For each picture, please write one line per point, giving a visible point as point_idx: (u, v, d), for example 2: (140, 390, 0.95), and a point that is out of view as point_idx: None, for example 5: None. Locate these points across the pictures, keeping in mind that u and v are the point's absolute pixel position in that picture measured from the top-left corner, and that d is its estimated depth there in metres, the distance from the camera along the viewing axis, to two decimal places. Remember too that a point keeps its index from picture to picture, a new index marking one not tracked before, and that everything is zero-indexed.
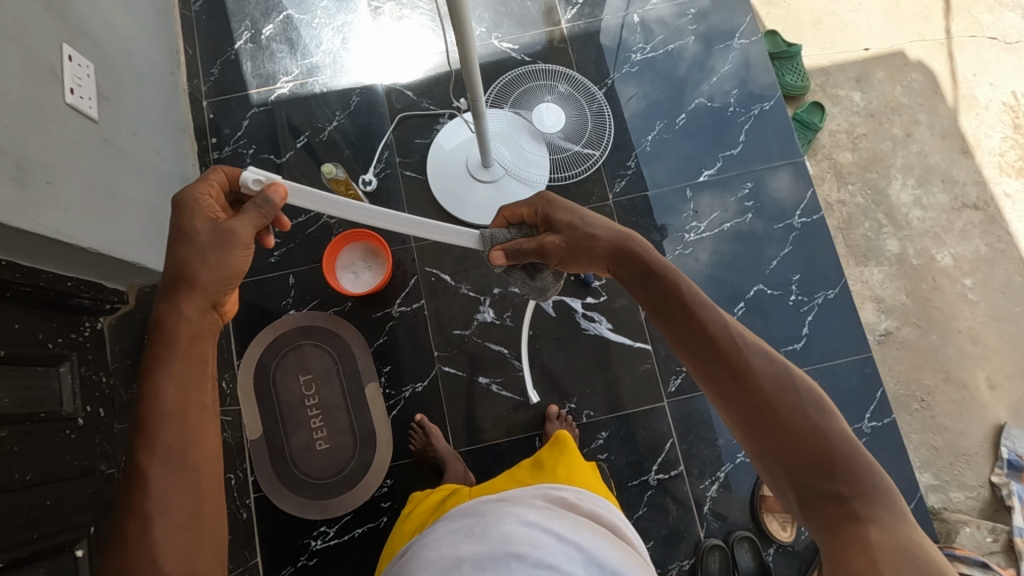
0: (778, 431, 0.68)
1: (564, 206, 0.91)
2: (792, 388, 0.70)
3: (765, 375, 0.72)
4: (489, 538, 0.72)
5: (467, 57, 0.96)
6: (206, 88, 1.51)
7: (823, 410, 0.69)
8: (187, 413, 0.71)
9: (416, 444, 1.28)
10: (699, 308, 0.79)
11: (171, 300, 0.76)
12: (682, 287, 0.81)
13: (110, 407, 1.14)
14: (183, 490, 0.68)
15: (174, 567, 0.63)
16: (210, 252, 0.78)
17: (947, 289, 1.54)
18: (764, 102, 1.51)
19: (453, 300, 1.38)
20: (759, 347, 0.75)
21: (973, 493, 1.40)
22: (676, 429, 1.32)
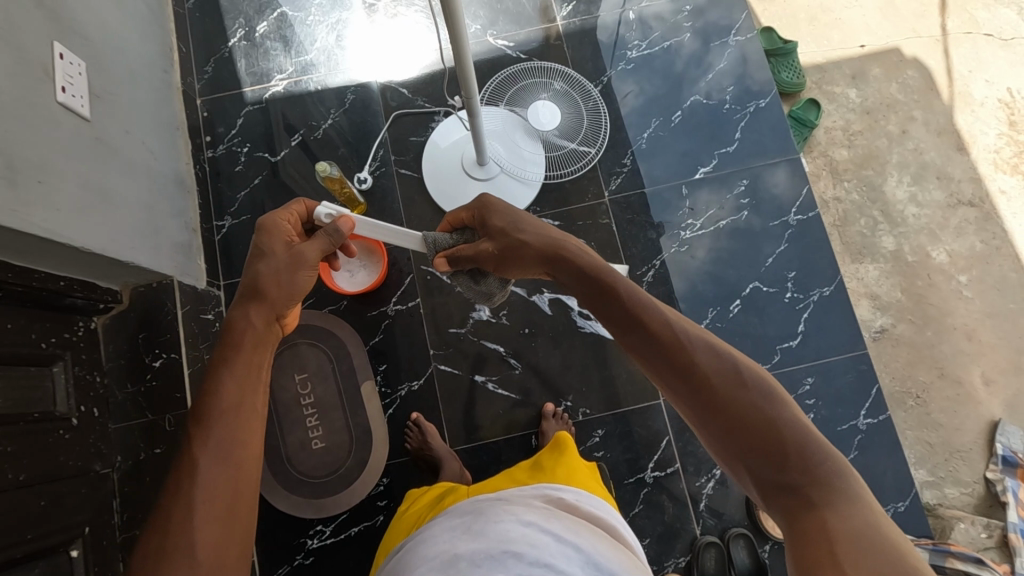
0: (731, 426, 0.67)
1: (498, 210, 0.91)
2: (739, 379, 0.69)
3: (711, 369, 0.70)
4: (486, 536, 0.72)
5: (461, 55, 0.95)
6: (200, 86, 1.50)
7: (773, 397, 0.68)
8: (239, 412, 0.74)
9: (412, 442, 1.28)
10: (641, 308, 0.78)
11: (243, 308, 0.83)
12: (621, 288, 0.80)
13: (105, 407, 1.15)
14: (228, 485, 0.69)
15: (207, 557, 0.64)
16: (286, 275, 0.85)
17: (942, 286, 1.54)
18: (761, 99, 1.51)
19: (449, 298, 1.38)
20: (702, 339, 0.73)
21: (968, 489, 1.41)
22: (673, 426, 1.32)
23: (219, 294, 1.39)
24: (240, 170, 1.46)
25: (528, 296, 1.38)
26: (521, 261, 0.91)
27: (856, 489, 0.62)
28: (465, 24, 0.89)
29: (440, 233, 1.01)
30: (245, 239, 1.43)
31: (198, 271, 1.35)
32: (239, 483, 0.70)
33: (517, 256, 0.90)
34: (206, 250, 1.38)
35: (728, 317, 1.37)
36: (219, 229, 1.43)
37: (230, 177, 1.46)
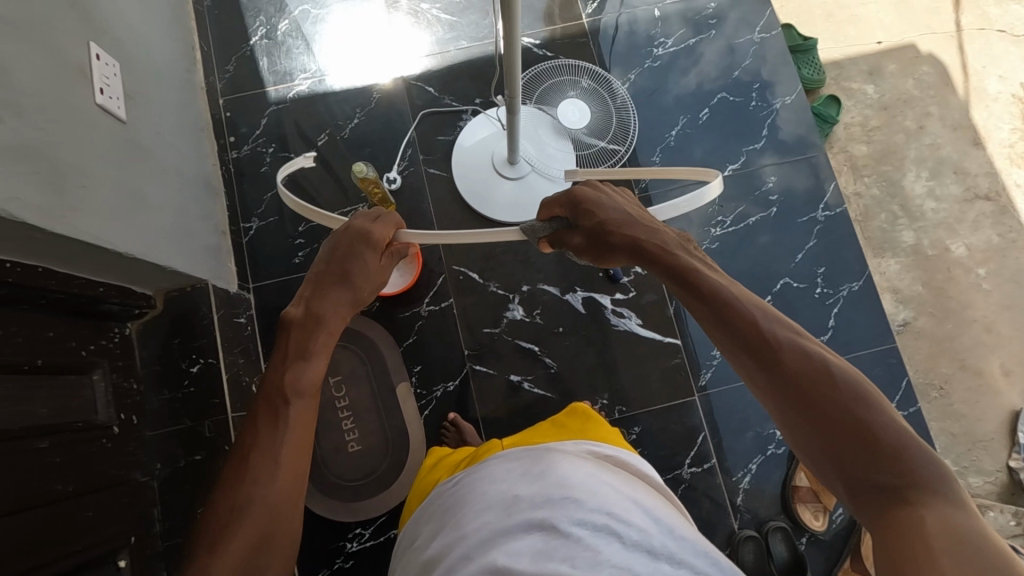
0: (819, 422, 0.68)
1: (587, 205, 0.96)
2: (828, 377, 0.69)
3: (800, 367, 0.71)
4: (545, 480, 0.74)
5: (510, 61, 0.96)
6: (221, 85, 1.48)
7: (864, 396, 0.68)
8: (314, 395, 0.90)
9: (450, 443, 1.28)
10: (736, 306, 0.80)
11: (327, 300, 0.97)
12: (716, 289, 0.83)
13: (143, 414, 1.11)
14: (296, 460, 0.83)
15: (268, 509, 0.77)
16: (365, 271, 0.99)
17: (961, 279, 1.57)
18: (785, 95, 1.51)
19: (482, 298, 1.37)
20: (788, 336, 0.75)
21: (991, 478, 1.44)
22: (707, 422, 1.33)
23: (249, 296, 1.37)
24: (265, 171, 1.44)
25: (561, 295, 1.38)
26: (610, 251, 0.95)
27: (957, 495, 0.61)
28: (520, 37, 0.91)
29: (536, 221, 0.98)
30: (272, 241, 1.41)
31: (228, 275, 1.32)
32: (301, 452, 0.84)
33: (607, 250, 0.95)
34: (235, 253, 1.37)
35: None
36: (246, 231, 1.41)
37: (255, 178, 1.44)
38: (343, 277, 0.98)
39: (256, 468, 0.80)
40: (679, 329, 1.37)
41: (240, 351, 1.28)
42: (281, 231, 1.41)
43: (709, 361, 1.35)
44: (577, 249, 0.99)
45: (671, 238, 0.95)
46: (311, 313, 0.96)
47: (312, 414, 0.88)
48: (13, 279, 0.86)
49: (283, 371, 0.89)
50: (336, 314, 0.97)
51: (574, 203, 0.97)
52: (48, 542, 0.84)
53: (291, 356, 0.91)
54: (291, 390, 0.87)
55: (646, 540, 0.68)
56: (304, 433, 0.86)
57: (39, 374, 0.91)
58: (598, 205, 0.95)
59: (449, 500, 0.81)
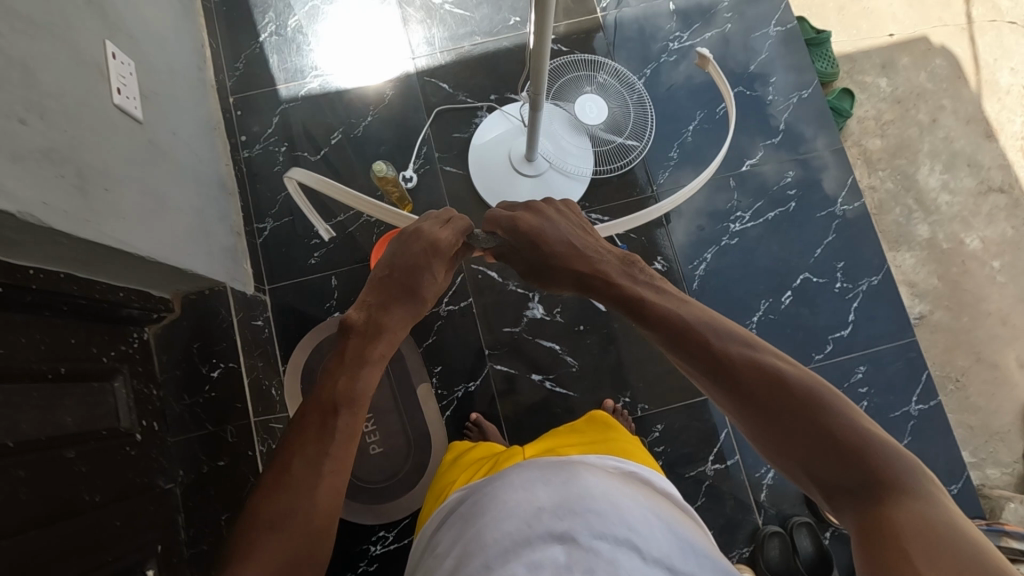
0: (780, 430, 0.67)
1: (529, 232, 0.97)
2: (780, 383, 0.69)
3: (754, 377, 0.71)
4: (567, 490, 0.73)
5: (537, 60, 0.95)
6: (231, 83, 1.45)
7: (823, 403, 0.66)
8: (363, 408, 0.87)
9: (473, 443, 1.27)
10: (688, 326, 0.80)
11: (390, 306, 0.98)
12: (666, 310, 0.84)
13: (162, 420, 1.09)
14: (341, 469, 0.80)
15: (317, 518, 0.75)
16: (433, 284, 1.02)
17: (976, 272, 1.57)
18: (804, 89, 1.49)
19: (502, 297, 1.36)
20: (740, 350, 0.74)
21: (1008, 469, 1.45)
22: (730, 419, 1.32)
23: (265, 298, 1.35)
24: (278, 171, 1.42)
25: (581, 293, 1.37)
26: (556, 281, 0.99)
27: (926, 489, 0.59)
28: (550, 36, 0.90)
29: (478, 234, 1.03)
30: (287, 241, 1.39)
31: (245, 276, 1.30)
32: (347, 461, 0.82)
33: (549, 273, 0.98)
34: (251, 254, 1.34)
35: (780, 308, 1.38)
36: (260, 232, 1.39)
37: (268, 178, 1.41)
38: (410, 289, 1.00)
39: (301, 477, 0.77)
40: None
41: (260, 353, 1.27)
42: (296, 231, 1.39)
43: None
44: (520, 270, 1.04)
45: (618, 258, 0.98)
46: (374, 320, 0.96)
47: (359, 425, 0.86)
48: (37, 286, 0.85)
49: (338, 378, 0.88)
50: (394, 326, 0.97)
51: (515, 229, 0.98)
52: (79, 552, 0.82)
53: (356, 363, 0.90)
54: (341, 400, 0.85)
55: (667, 557, 0.67)
56: (350, 442, 0.83)
57: (63, 382, 0.89)
58: (541, 234, 0.97)
59: (471, 506, 0.78)
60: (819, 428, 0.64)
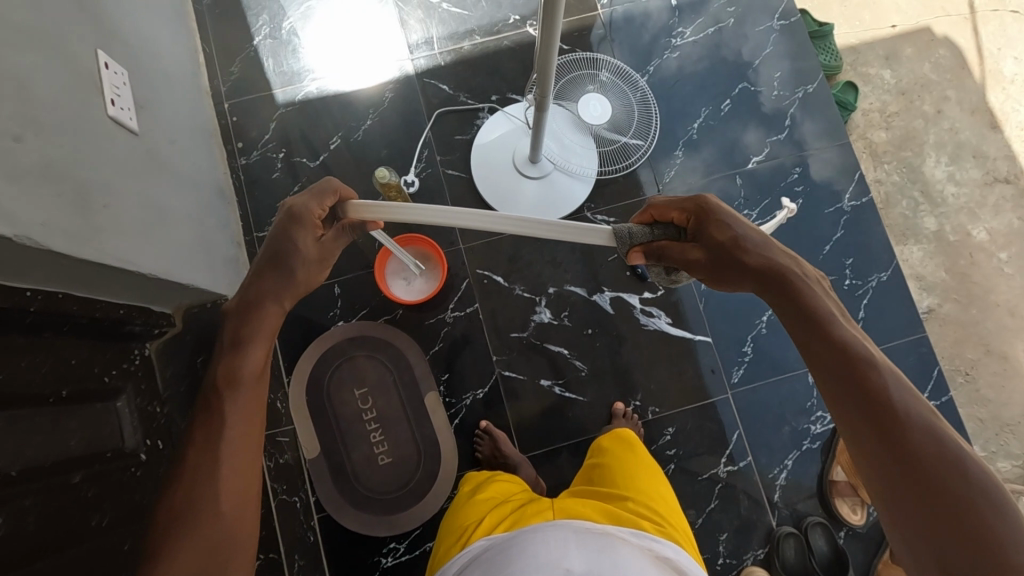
0: (933, 511, 0.59)
1: (718, 218, 0.79)
2: (956, 465, 0.60)
3: (927, 447, 0.61)
4: (600, 564, 0.72)
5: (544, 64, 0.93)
6: (225, 88, 1.41)
7: (999, 506, 0.58)
8: (258, 383, 0.79)
9: (483, 452, 1.26)
10: (865, 361, 0.67)
11: (264, 284, 0.84)
12: (841, 335, 0.70)
13: (169, 437, 1.06)
14: (247, 454, 0.75)
15: (230, 507, 0.71)
16: (310, 257, 0.86)
17: (984, 264, 1.56)
18: (809, 83, 1.47)
19: (509, 301, 1.34)
20: (919, 412, 0.64)
21: (1019, 462, 1.45)
22: (741, 420, 1.31)
23: None
24: (277, 177, 1.39)
25: (589, 295, 1.35)
26: (738, 278, 0.77)
27: None
28: (558, 38, 0.88)
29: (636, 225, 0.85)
30: None
31: None
32: (252, 441, 0.76)
33: (735, 271, 0.77)
34: (253, 264, 1.32)
35: None
36: (261, 241, 1.35)
37: (267, 185, 1.38)
38: (279, 265, 0.84)
39: (201, 464, 0.72)
40: (710, 327, 1.34)
41: None
42: None
43: (741, 358, 1.33)
44: (689, 266, 0.81)
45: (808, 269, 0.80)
46: (246, 301, 0.83)
47: (257, 400, 0.79)
48: (37, 308, 0.83)
49: (217, 361, 0.79)
50: (271, 298, 0.83)
51: (701, 213, 0.81)
52: None
53: (224, 350, 0.79)
54: (230, 379, 0.77)
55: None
56: (252, 426, 0.77)
57: (66, 405, 0.86)
58: (729, 221, 0.79)
59: (496, 559, 0.76)
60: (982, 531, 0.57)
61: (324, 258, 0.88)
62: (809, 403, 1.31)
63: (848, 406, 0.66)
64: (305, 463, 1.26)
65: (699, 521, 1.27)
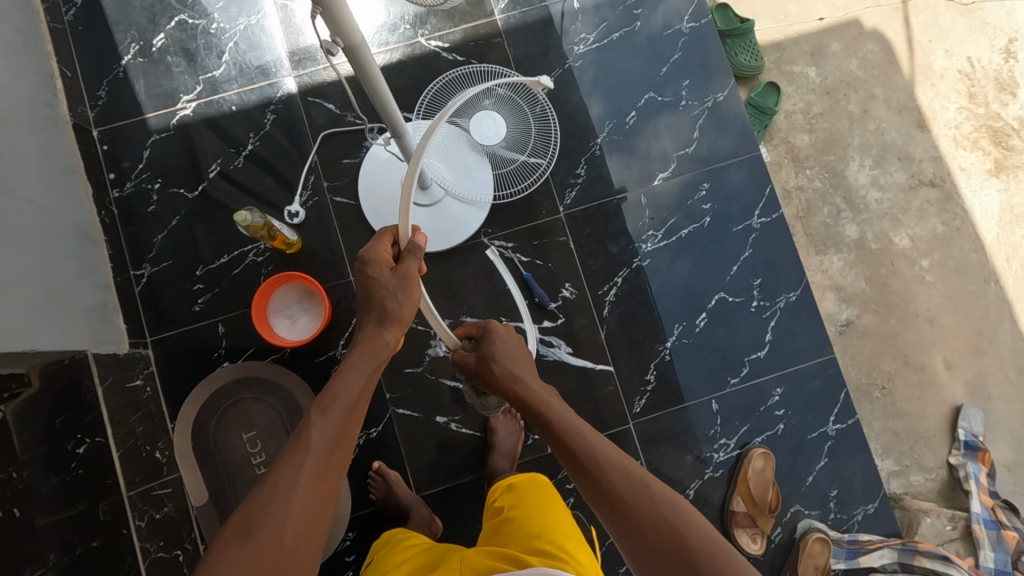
0: (644, 536, 0.75)
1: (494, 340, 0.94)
2: (648, 495, 0.77)
3: (626, 488, 0.78)
4: None
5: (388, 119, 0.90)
6: (94, 114, 1.32)
7: (682, 511, 0.76)
8: (348, 415, 0.79)
9: (377, 493, 1.22)
10: (569, 437, 0.85)
11: (373, 326, 0.87)
12: (552, 420, 0.87)
13: (26, 503, 0.96)
14: (326, 480, 0.73)
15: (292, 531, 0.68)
16: (400, 292, 0.86)
17: (905, 272, 1.51)
18: (718, 92, 1.39)
19: (403, 335, 1.29)
20: (615, 465, 0.81)
21: (932, 475, 1.43)
22: (643, 450, 1.28)
23: (148, 352, 1.26)
24: (154, 211, 1.31)
25: None
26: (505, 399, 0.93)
27: None
28: (388, 90, 0.83)
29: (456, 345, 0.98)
30: (168, 288, 1.29)
31: (118, 334, 1.21)
32: (332, 472, 0.75)
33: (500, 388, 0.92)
34: (126, 306, 1.25)
35: (694, 332, 1.31)
36: (139, 279, 1.29)
37: (144, 219, 1.30)
38: (378, 305, 0.86)
39: (280, 482, 0.70)
40: (612, 355, 1.30)
41: (140, 417, 1.20)
42: (177, 275, 1.29)
43: (643, 386, 1.30)
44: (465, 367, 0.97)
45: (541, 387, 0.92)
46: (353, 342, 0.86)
47: (344, 434, 0.77)
48: None
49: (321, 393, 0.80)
50: (375, 338, 0.86)
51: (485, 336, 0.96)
52: None
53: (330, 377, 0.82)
54: (322, 404, 0.78)
55: None
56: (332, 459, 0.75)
57: None
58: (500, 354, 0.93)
59: None
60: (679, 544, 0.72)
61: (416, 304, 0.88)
62: (710, 431, 1.29)
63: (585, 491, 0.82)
64: (192, 512, 1.22)
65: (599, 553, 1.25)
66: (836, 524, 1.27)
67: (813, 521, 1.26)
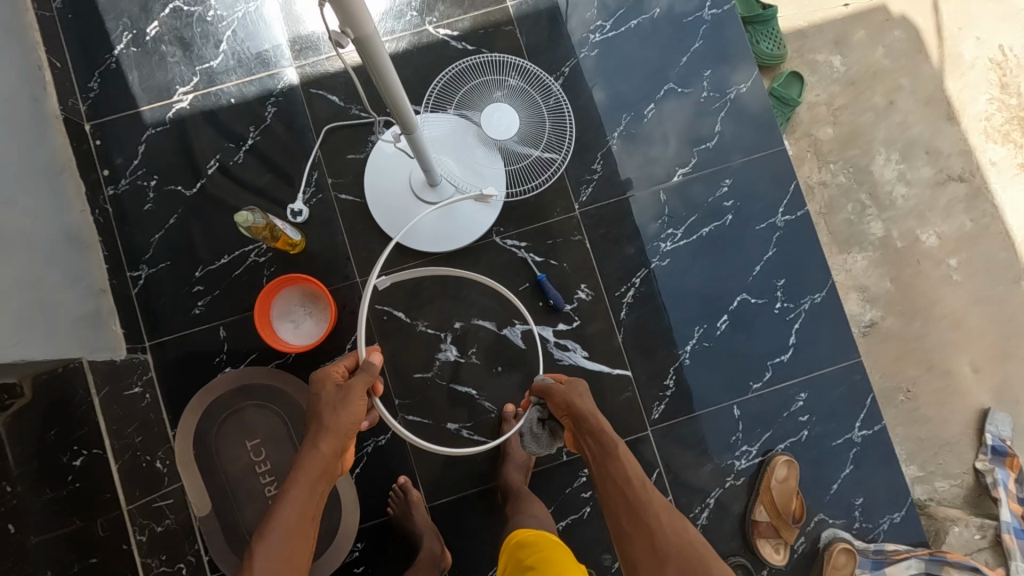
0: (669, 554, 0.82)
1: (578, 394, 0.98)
2: (678, 523, 0.86)
3: (662, 515, 0.86)
4: None
5: (398, 111, 0.84)
6: (85, 107, 1.26)
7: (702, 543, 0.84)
8: (291, 533, 0.80)
9: (394, 507, 1.18)
10: (611, 455, 0.91)
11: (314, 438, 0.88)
12: (604, 434, 0.92)
13: (20, 519, 0.94)
14: None
15: None
16: (341, 404, 0.88)
17: (931, 272, 1.46)
18: (741, 82, 1.32)
19: (411, 340, 1.24)
20: (652, 496, 0.88)
21: (957, 481, 1.38)
22: (662, 459, 1.23)
23: (147, 358, 1.21)
24: (150, 209, 1.25)
25: (498, 330, 1.25)
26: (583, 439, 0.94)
27: None
28: (400, 83, 0.77)
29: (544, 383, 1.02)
30: (166, 290, 1.23)
31: (114, 339, 1.16)
32: None
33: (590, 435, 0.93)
34: (122, 310, 1.20)
35: (715, 335, 1.26)
36: (135, 281, 1.23)
37: (140, 218, 1.24)
38: (320, 421, 0.88)
39: None
40: (630, 359, 1.25)
41: (138, 425, 1.14)
42: (175, 277, 1.23)
43: (662, 392, 1.24)
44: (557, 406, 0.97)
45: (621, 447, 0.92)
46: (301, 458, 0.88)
47: (290, 553, 0.79)
48: None
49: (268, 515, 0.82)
50: (320, 451, 0.86)
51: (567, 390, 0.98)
52: None
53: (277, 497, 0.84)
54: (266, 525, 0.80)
55: None
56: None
57: None
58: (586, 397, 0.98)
59: None
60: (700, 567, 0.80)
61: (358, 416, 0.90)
62: (731, 438, 1.24)
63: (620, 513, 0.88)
64: (195, 523, 1.18)
65: (616, 565, 1.21)
66: (861, 534, 1.23)
67: (837, 530, 1.22)
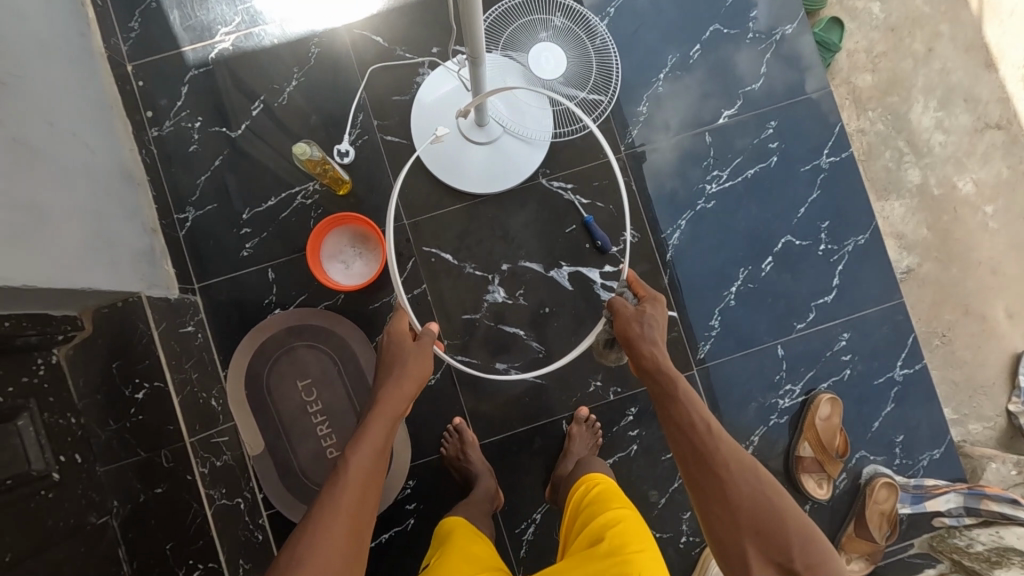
0: (736, 505, 0.82)
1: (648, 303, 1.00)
2: (751, 469, 0.84)
3: (736, 466, 0.85)
4: None
5: (470, 34, 0.82)
6: (127, 48, 1.24)
7: (775, 492, 0.83)
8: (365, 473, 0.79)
9: (449, 449, 1.19)
10: (680, 402, 0.91)
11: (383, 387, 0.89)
12: (674, 379, 0.93)
13: (87, 449, 1.00)
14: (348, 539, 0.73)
15: None
16: (413, 358, 0.92)
17: (968, 220, 1.47)
18: (787, 24, 1.31)
19: (460, 281, 1.25)
20: (726, 445, 0.86)
21: (990, 423, 1.41)
22: (707, 398, 1.25)
23: (197, 299, 1.21)
24: (195, 151, 1.24)
25: (546, 271, 1.26)
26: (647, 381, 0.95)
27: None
28: (480, 3, 0.76)
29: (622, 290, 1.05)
30: (214, 233, 1.23)
31: (167, 278, 1.16)
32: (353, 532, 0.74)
33: (654, 368, 0.95)
34: (173, 252, 1.20)
35: (760, 277, 1.27)
36: (183, 223, 1.23)
37: (185, 159, 1.24)
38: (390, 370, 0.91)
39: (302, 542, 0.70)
40: (676, 300, 1.26)
41: (194, 363, 1.14)
42: (223, 219, 1.23)
43: (707, 332, 1.26)
44: (622, 323, 0.98)
45: (690, 387, 0.93)
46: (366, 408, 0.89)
47: (367, 491, 0.78)
48: None
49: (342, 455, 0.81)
50: (399, 394, 0.89)
51: (637, 316, 0.98)
52: None
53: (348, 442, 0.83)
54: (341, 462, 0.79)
55: None
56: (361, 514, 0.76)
57: None
58: (654, 326, 0.97)
59: None
60: (771, 517, 0.81)
61: (424, 372, 0.94)
62: (776, 377, 1.26)
63: (690, 462, 0.88)
64: (249, 460, 1.20)
65: (662, 501, 1.23)
66: (901, 470, 1.25)
67: (878, 466, 1.25)
